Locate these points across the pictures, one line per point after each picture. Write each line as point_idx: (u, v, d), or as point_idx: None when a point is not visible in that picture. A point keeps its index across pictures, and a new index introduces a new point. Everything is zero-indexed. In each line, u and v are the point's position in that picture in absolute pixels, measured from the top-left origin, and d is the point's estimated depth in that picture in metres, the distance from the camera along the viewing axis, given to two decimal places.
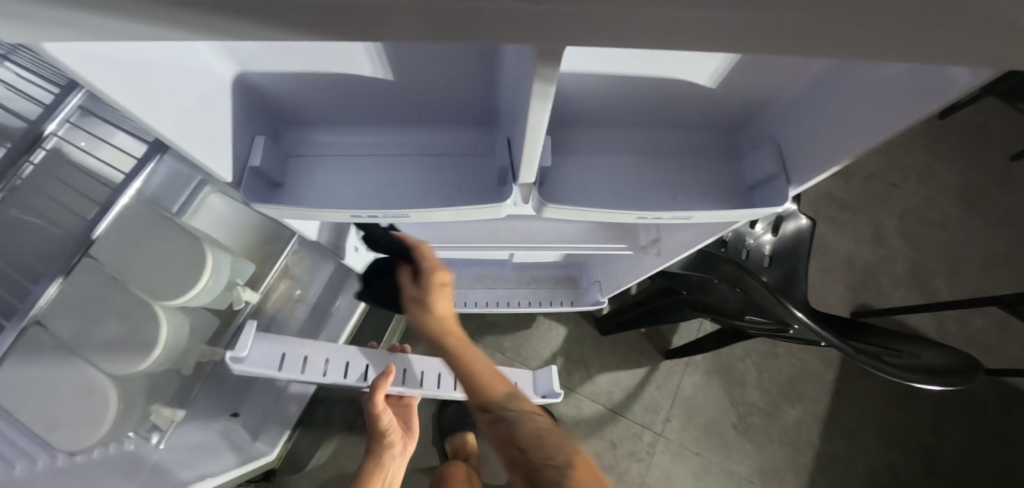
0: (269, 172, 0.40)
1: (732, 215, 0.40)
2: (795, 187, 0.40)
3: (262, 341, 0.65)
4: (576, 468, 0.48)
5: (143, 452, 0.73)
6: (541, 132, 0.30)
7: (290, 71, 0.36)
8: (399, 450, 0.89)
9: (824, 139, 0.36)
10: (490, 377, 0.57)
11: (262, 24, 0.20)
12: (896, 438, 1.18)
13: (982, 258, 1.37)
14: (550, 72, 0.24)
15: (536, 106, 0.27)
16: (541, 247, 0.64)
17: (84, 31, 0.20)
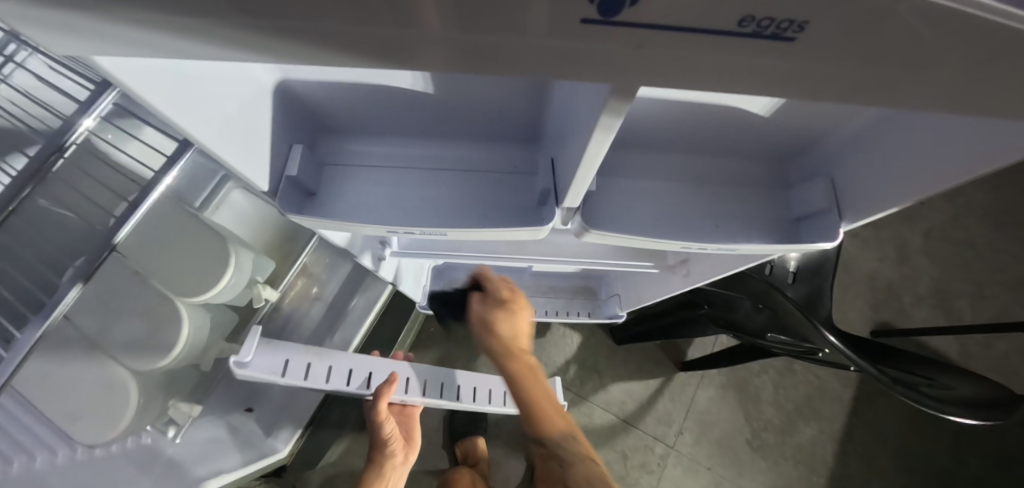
0: (306, 181, 0.40)
1: (780, 248, 0.39)
2: (847, 223, 0.39)
3: (267, 347, 0.59)
4: None
5: (159, 445, 0.74)
6: (597, 162, 0.29)
7: (335, 82, 0.35)
8: (399, 460, 0.88)
9: (883, 176, 0.35)
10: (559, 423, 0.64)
11: (318, 52, 0.19)
12: (913, 462, 1.15)
13: (1010, 282, 1.33)
14: (622, 105, 0.23)
15: (599, 138, 0.26)
16: (567, 261, 0.64)
17: (151, 53, 0.20)
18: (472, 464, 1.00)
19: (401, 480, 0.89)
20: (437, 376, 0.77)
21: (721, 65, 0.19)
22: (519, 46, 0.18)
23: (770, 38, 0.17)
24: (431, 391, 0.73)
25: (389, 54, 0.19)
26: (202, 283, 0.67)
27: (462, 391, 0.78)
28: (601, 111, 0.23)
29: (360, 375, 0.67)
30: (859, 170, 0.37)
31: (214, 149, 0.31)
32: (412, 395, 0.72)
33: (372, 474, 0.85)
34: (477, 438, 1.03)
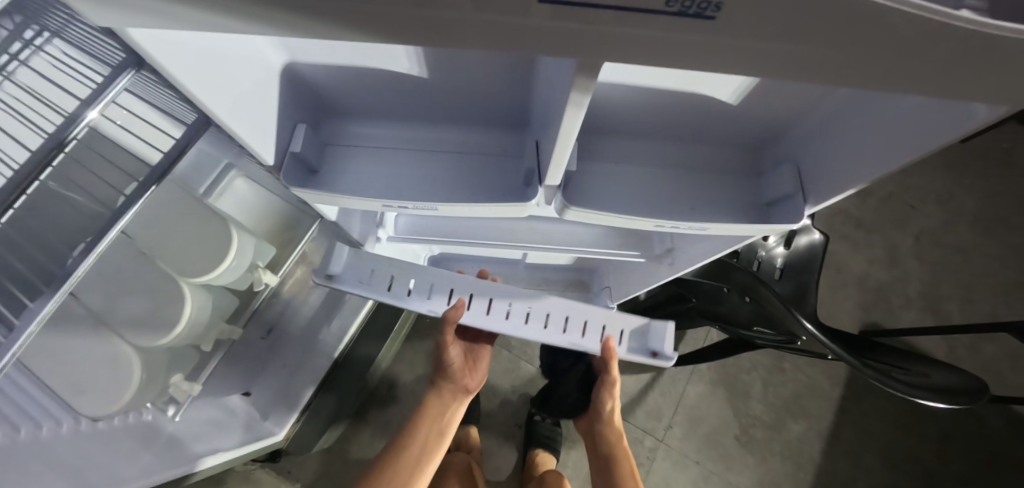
0: (308, 157, 0.43)
1: (748, 227, 0.42)
2: (811, 206, 0.42)
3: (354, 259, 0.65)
4: None
5: (159, 422, 0.78)
6: (573, 139, 0.32)
7: (338, 66, 0.38)
8: (462, 389, 0.86)
9: (842, 161, 0.38)
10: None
11: (316, 20, 0.23)
12: (899, 460, 1.17)
13: (998, 286, 1.35)
14: (587, 82, 0.26)
15: (571, 114, 0.29)
16: (555, 249, 0.67)
17: (175, 23, 0.23)
18: (466, 452, 1.01)
19: (461, 411, 0.87)
20: (523, 300, 0.64)
21: (668, 44, 0.22)
22: (494, 22, 0.21)
23: (694, 17, 0.19)
24: (515, 318, 0.63)
25: (384, 25, 0.22)
26: (206, 262, 0.70)
27: (552, 320, 0.64)
28: (570, 88, 0.26)
29: (441, 293, 0.64)
30: (822, 157, 0.40)
31: (224, 119, 0.33)
32: (493, 317, 0.64)
33: (432, 396, 0.85)
34: (469, 428, 1.04)
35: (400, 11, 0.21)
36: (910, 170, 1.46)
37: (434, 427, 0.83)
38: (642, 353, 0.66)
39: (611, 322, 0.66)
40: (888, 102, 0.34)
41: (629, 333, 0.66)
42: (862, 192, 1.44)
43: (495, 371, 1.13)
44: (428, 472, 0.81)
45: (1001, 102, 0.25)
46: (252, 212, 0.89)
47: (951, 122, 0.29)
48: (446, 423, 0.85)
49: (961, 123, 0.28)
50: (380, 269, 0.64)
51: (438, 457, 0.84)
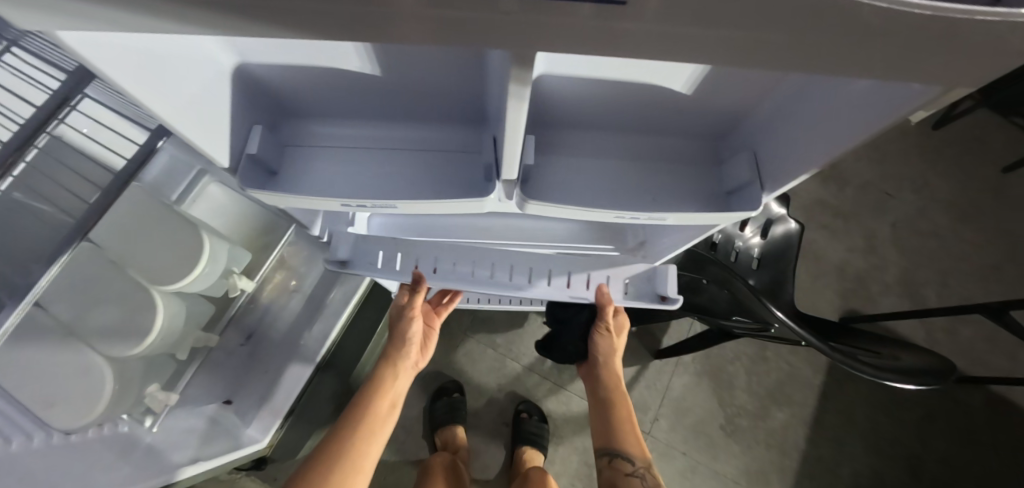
0: (266, 159, 0.43)
1: (708, 215, 0.43)
2: (769, 193, 0.43)
3: (360, 241, 0.66)
4: (652, 471, 0.78)
5: (137, 434, 0.77)
6: (522, 129, 0.32)
7: (290, 66, 0.38)
8: (411, 365, 0.82)
9: (795, 147, 0.39)
10: (637, 442, 0.81)
11: (252, 19, 0.23)
12: (881, 444, 1.19)
13: (973, 270, 1.38)
14: (523, 75, 0.26)
15: (514, 106, 0.29)
16: (531, 246, 0.68)
17: (103, 25, 0.23)
18: (451, 451, 1.00)
19: (407, 386, 0.82)
20: (523, 261, 0.65)
21: (594, 33, 0.22)
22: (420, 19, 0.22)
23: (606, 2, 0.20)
24: (518, 277, 0.65)
25: (313, 21, 0.22)
26: (176, 270, 0.70)
27: (555, 278, 0.66)
28: (507, 80, 0.27)
29: (445, 259, 0.65)
30: (776, 146, 0.41)
31: (172, 123, 0.33)
32: (447, 279, 0.65)
33: (382, 370, 0.79)
34: (456, 427, 1.03)
35: (324, 9, 0.21)
36: (886, 158, 1.48)
37: (387, 398, 0.77)
38: (650, 298, 0.65)
39: (615, 273, 0.65)
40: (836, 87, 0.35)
41: (634, 279, 0.66)
42: (840, 181, 1.46)
43: (480, 370, 1.13)
44: (378, 449, 0.74)
45: (929, 84, 0.26)
46: (227, 218, 0.88)
47: (891, 104, 0.30)
48: (397, 396, 0.79)
49: (894, 108, 0.29)
50: (386, 250, 0.66)
51: (385, 435, 0.76)
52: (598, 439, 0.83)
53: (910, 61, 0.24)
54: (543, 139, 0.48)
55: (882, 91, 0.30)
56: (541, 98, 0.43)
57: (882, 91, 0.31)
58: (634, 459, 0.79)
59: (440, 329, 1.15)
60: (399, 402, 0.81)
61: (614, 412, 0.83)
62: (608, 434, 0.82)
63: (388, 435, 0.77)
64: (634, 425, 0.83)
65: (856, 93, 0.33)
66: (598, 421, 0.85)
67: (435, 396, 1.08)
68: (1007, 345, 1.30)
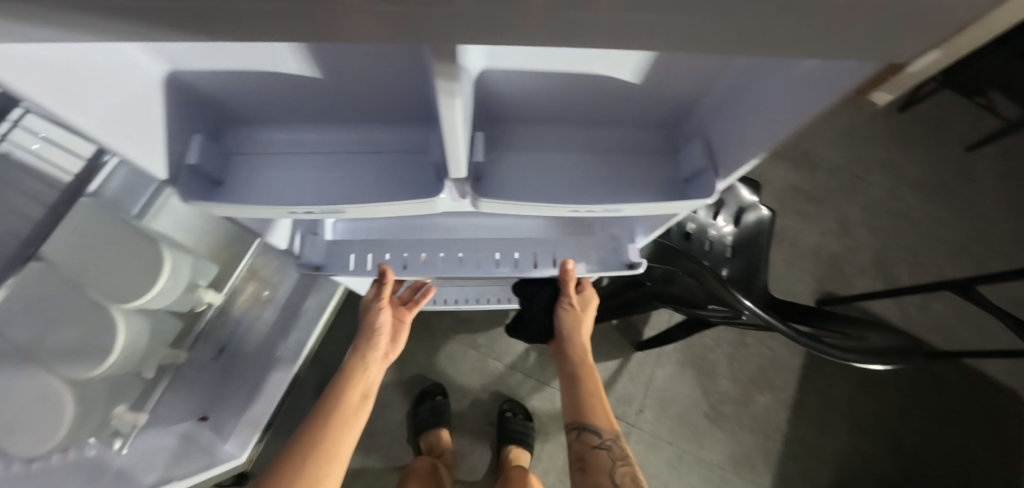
0: (208, 169, 0.41)
1: (664, 205, 0.43)
2: (723, 179, 0.43)
3: (334, 246, 0.66)
4: (619, 442, 0.77)
5: (106, 458, 0.74)
6: (462, 126, 0.32)
7: (225, 71, 0.37)
8: (381, 355, 0.81)
9: (744, 132, 0.39)
10: (605, 415, 0.80)
11: (159, 26, 0.21)
12: (861, 422, 1.21)
13: (943, 247, 1.42)
14: (449, 70, 0.25)
15: (446, 103, 0.29)
16: (501, 243, 0.67)
17: (13, 40, 0.22)
18: (436, 456, 0.99)
19: (380, 375, 0.81)
20: (493, 247, 0.67)
21: (514, 32, 0.21)
22: (332, 26, 0.21)
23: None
24: (487, 263, 0.67)
25: (219, 27, 0.21)
26: (136, 286, 0.68)
27: (522, 257, 0.68)
28: (434, 76, 0.26)
29: (414, 252, 0.66)
30: (726, 131, 0.42)
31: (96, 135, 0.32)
32: (414, 272, 0.67)
33: (352, 362, 0.78)
34: (440, 430, 1.02)
35: (230, 21, 0.20)
36: (854, 142, 1.51)
37: (357, 388, 0.76)
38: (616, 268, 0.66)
39: (579, 251, 0.67)
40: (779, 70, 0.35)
41: (597, 252, 0.67)
42: (812, 167, 1.48)
43: (463, 371, 1.12)
44: (352, 441, 0.72)
45: (867, 64, 0.25)
46: (186, 230, 0.82)
47: (831, 86, 0.29)
48: (368, 386, 0.78)
49: (833, 91, 0.29)
50: (358, 251, 0.66)
51: (358, 427, 0.75)
52: (568, 414, 0.82)
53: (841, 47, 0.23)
54: (499, 136, 0.48)
55: (821, 72, 0.30)
56: (489, 93, 0.43)
57: (818, 74, 0.31)
58: (601, 432, 0.78)
59: (421, 333, 1.14)
60: (370, 394, 0.79)
61: (582, 388, 0.83)
62: (577, 409, 0.81)
63: (364, 424, 0.76)
64: (603, 400, 0.81)
65: (799, 77, 0.33)
66: (567, 397, 0.83)
67: (418, 401, 1.07)
68: (977, 319, 1.34)
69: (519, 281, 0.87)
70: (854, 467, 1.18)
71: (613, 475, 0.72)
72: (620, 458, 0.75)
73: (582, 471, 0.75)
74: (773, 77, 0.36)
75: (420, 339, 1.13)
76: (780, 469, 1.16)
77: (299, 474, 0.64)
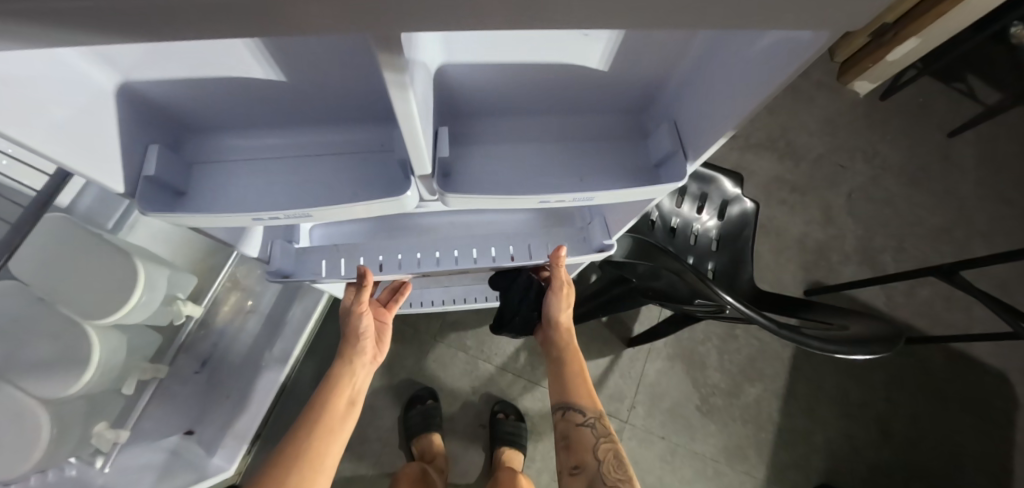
0: (168, 180, 0.41)
1: (637, 191, 0.42)
2: (693, 161, 0.43)
3: (306, 254, 0.65)
4: (602, 420, 0.77)
5: (87, 476, 0.72)
6: (418, 121, 0.32)
7: (181, 78, 0.37)
8: (368, 358, 0.81)
9: (710, 112, 0.39)
10: (589, 394, 0.79)
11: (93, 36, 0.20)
12: (852, 409, 1.22)
13: (927, 232, 1.43)
14: (394, 60, 0.25)
15: (399, 94, 0.28)
16: (480, 237, 0.68)
17: None
18: (428, 461, 0.99)
19: (367, 382, 0.81)
20: (469, 243, 0.67)
21: (453, 22, 0.21)
22: (264, 27, 0.20)
23: None
24: (464, 259, 0.66)
25: (151, 34, 0.20)
26: (112, 301, 0.68)
27: (499, 250, 0.67)
28: (380, 68, 0.25)
29: (388, 257, 0.66)
30: (692, 113, 0.42)
31: (37, 146, 0.30)
32: (394, 274, 0.66)
33: (337, 369, 0.78)
34: (432, 435, 1.01)
35: (161, 29, 0.19)
36: (837, 131, 1.52)
37: (344, 396, 0.76)
38: (588, 251, 0.66)
39: (551, 239, 0.68)
40: (741, 46, 0.35)
41: (572, 240, 0.68)
42: (795, 157, 1.49)
43: (453, 375, 1.12)
44: (339, 448, 0.72)
45: (822, 31, 0.25)
46: (168, 243, 0.83)
47: (791, 56, 0.29)
48: (355, 393, 0.78)
49: (794, 58, 0.29)
50: (331, 258, 0.65)
51: (344, 433, 0.75)
52: (553, 394, 0.82)
53: (796, 20, 0.23)
54: (467, 131, 0.48)
55: (779, 49, 0.30)
56: (452, 87, 0.43)
57: (776, 51, 0.31)
58: (584, 410, 0.78)
59: (410, 336, 1.13)
60: (358, 400, 0.79)
61: (567, 370, 0.82)
62: (562, 390, 0.81)
63: (352, 430, 0.76)
64: (587, 381, 0.81)
65: (759, 52, 0.33)
66: (553, 378, 0.83)
67: (408, 405, 1.06)
68: (961, 302, 1.36)
69: (494, 274, 0.85)
70: (846, 454, 1.19)
71: (597, 451, 0.74)
72: (604, 435, 0.76)
73: (566, 450, 0.77)
74: (733, 53, 0.36)
75: (408, 343, 1.13)
76: (773, 460, 1.17)
77: (287, 483, 0.63)
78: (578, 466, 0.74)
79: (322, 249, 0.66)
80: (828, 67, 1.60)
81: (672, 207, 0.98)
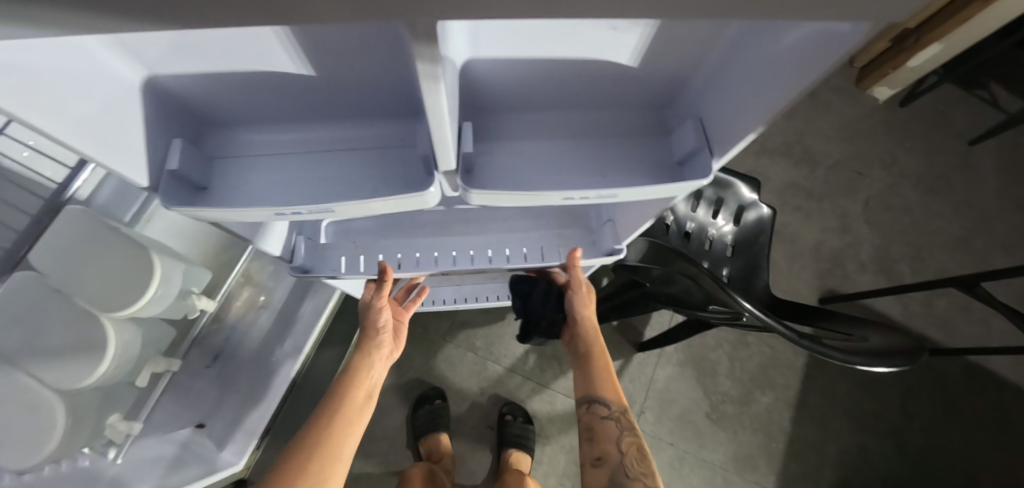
0: (191, 174, 0.41)
1: (663, 189, 0.41)
2: (718, 159, 0.42)
3: (323, 251, 0.66)
4: (627, 416, 0.74)
5: (100, 466, 0.73)
6: (446, 114, 0.31)
7: (206, 72, 0.37)
8: (385, 355, 0.81)
9: (739, 108, 0.37)
10: (615, 389, 0.76)
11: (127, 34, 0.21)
12: (865, 420, 1.20)
13: (944, 242, 1.40)
14: (430, 52, 0.24)
15: (429, 87, 0.27)
16: (497, 237, 0.68)
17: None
18: (435, 461, 0.98)
19: (384, 376, 0.81)
20: (484, 244, 0.67)
21: (479, 13, 0.20)
22: (285, 16, 0.19)
23: None
24: (479, 259, 0.66)
25: (174, 23, 0.20)
26: (127, 296, 0.67)
27: (513, 251, 0.67)
28: (415, 59, 0.25)
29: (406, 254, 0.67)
30: (719, 110, 0.41)
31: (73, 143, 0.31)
32: (409, 272, 0.67)
33: (356, 361, 0.77)
34: (440, 434, 1.01)
35: (181, 16, 0.19)
36: (855, 137, 1.50)
37: (363, 387, 0.75)
38: (600, 254, 0.66)
39: (566, 240, 0.68)
40: (771, 41, 0.34)
41: (591, 242, 0.67)
42: (811, 163, 1.46)
43: (461, 375, 1.11)
44: (358, 435, 0.72)
45: (867, 20, 0.23)
46: (184, 238, 0.84)
47: (826, 52, 0.28)
48: (373, 385, 0.78)
49: (832, 53, 0.28)
50: (351, 255, 0.65)
51: (361, 426, 0.74)
52: (578, 389, 0.80)
53: (851, 10, 0.21)
54: (490, 127, 0.47)
55: (814, 43, 0.29)
56: (473, 81, 0.42)
57: (814, 42, 0.30)
58: (609, 403, 0.75)
59: (420, 334, 1.13)
60: (375, 393, 0.79)
61: (592, 365, 0.80)
62: (586, 383, 0.78)
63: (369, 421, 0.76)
64: (614, 378, 0.78)
65: (790, 46, 0.32)
66: (578, 374, 0.81)
67: (417, 403, 1.06)
68: (980, 314, 1.33)
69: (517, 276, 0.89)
70: (858, 466, 1.16)
71: (620, 444, 0.71)
72: (628, 428, 0.72)
73: (589, 441, 0.73)
74: (764, 50, 0.35)
75: (417, 342, 1.12)
76: (783, 469, 1.15)
77: (309, 466, 0.63)
78: (601, 458, 0.70)
79: (341, 247, 0.66)
80: (847, 72, 1.57)
81: (687, 212, 0.96)
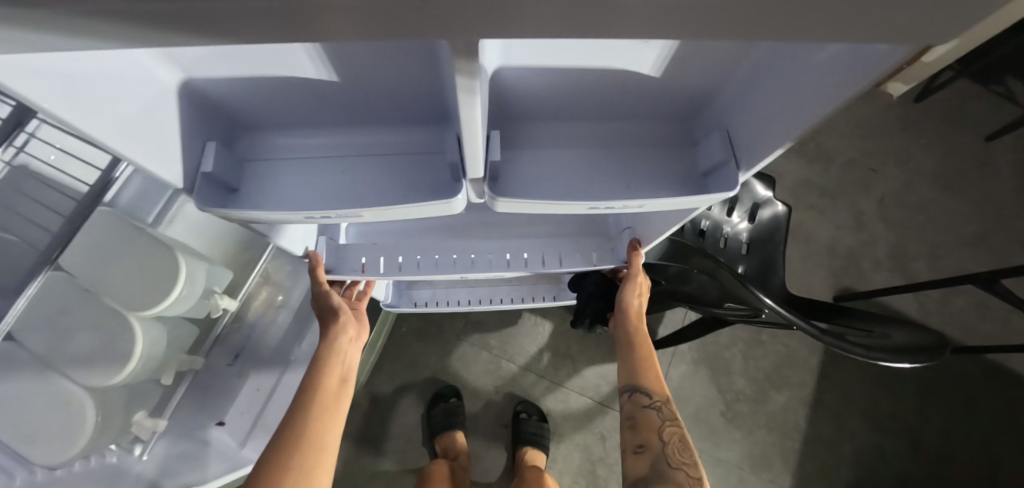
0: (224, 177, 0.42)
1: (689, 200, 0.41)
2: (745, 171, 0.42)
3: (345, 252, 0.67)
4: (671, 406, 0.74)
5: (126, 463, 0.75)
6: (479, 125, 0.31)
7: (239, 78, 0.38)
8: (353, 336, 0.76)
9: (768, 120, 0.38)
10: (657, 378, 0.76)
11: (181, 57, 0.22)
12: (881, 420, 1.19)
13: (961, 239, 1.38)
14: (469, 66, 0.24)
15: (465, 99, 0.28)
16: (514, 241, 0.68)
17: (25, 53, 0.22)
18: (451, 459, 0.99)
19: (357, 357, 0.77)
20: (502, 248, 0.68)
21: (517, 30, 0.20)
22: (332, 34, 0.20)
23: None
24: (497, 264, 0.67)
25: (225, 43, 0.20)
26: (152, 296, 0.68)
27: (531, 256, 0.67)
28: (455, 72, 0.25)
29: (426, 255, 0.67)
30: (746, 121, 0.41)
31: (117, 148, 0.32)
32: (425, 271, 0.66)
33: (321, 349, 0.72)
34: (456, 432, 1.01)
35: (233, 38, 0.20)
36: (869, 135, 1.48)
37: (335, 373, 0.71)
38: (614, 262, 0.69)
39: (583, 247, 0.69)
40: (801, 53, 0.34)
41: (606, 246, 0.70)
42: (825, 160, 1.45)
43: (476, 373, 1.12)
44: (339, 426, 0.68)
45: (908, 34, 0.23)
46: (204, 238, 0.85)
47: (860, 65, 0.28)
48: (346, 369, 0.73)
49: (866, 69, 0.28)
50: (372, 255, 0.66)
51: (342, 411, 0.70)
52: (619, 377, 0.80)
53: (895, 25, 0.21)
54: (516, 136, 0.48)
55: (849, 58, 0.30)
56: (500, 91, 0.43)
57: (848, 56, 0.30)
58: (651, 393, 0.75)
59: (434, 333, 1.14)
60: (352, 375, 0.74)
61: (634, 354, 0.79)
62: (628, 372, 0.78)
63: (349, 407, 0.72)
64: (657, 368, 0.77)
65: (823, 61, 0.32)
66: (619, 362, 0.81)
67: (432, 402, 1.07)
68: (998, 312, 1.31)
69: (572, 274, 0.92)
70: (875, 466, 1.16)
71: (662, 433, 0.72)
72: (670, 418, 0.73)
73: (632, 429, 0.74)
74: (795, 62, 0.35)
75: (432, 341, 1.13)
76: (798, 468, 1.15)
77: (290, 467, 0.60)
78: (643, 446, 0.71)
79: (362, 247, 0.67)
80: None
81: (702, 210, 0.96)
